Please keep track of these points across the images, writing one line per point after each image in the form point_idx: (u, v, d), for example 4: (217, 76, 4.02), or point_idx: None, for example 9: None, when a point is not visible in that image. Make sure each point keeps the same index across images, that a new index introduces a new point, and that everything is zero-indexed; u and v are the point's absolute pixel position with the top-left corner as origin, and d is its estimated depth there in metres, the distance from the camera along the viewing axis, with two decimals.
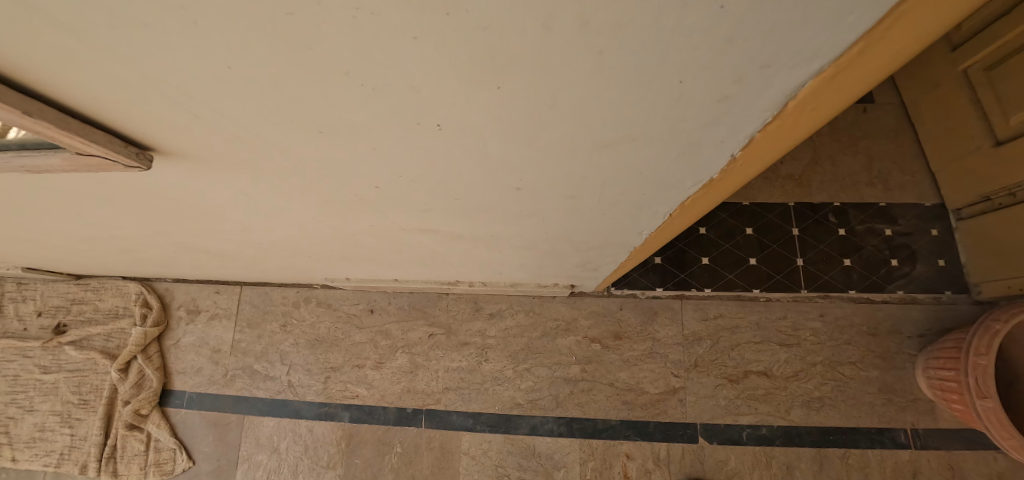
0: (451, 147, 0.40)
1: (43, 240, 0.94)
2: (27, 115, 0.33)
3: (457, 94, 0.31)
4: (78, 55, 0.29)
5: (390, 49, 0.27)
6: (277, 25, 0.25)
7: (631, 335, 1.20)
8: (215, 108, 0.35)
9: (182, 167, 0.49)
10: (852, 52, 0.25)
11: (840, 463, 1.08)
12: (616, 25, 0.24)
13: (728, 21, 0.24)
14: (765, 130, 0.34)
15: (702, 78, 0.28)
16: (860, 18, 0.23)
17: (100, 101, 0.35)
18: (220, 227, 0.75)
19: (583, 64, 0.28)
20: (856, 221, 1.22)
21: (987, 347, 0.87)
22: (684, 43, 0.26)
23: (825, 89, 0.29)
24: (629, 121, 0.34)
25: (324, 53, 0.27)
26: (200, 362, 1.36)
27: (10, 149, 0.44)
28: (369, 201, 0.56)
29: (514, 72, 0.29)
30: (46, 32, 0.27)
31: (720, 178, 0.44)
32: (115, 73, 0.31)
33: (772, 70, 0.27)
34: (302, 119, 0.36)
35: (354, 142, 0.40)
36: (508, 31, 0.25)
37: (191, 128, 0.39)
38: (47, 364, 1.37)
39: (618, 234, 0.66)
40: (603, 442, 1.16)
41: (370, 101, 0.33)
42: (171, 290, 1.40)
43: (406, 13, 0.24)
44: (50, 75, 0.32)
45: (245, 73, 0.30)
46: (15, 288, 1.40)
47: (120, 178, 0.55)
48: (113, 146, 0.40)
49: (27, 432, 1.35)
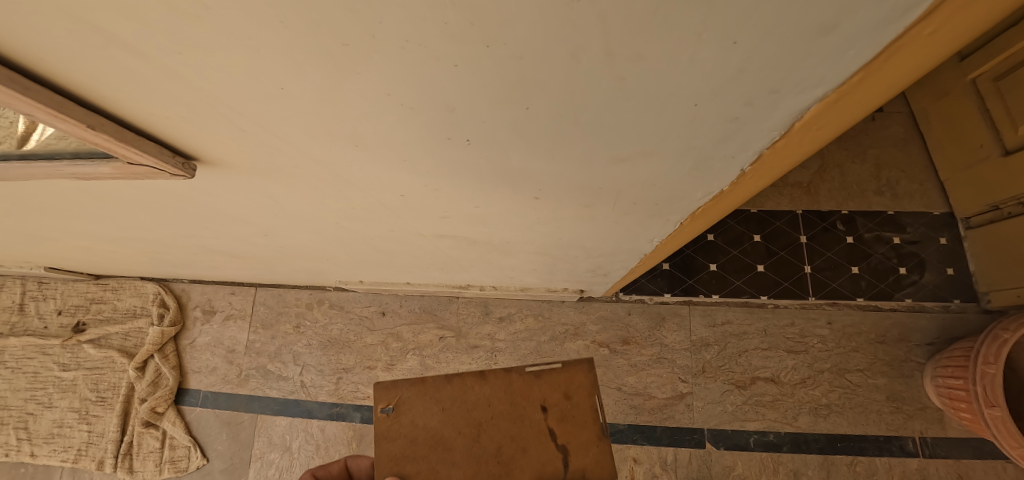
0: (476, 159, 0.42)
1: (68, 240, 0.98)
2: (91, 128, 0.36)
3: (488, 112, 0.34)
4: (147, 79, 0.33)
5: (430, 73, 0.29)
6: (332, 54, 0.28)
7: (639, 340, 1.22)
8: (263, 125, 0.39)
9: (220, 174, 0.52)
10: (855, 79, 0.27)
11: (848, 470, 1.09)
12: (638, 55, 0.27)
13: (738, 53, 0.26)
14: (772, 147, 0.36)
15: (715, 101, 0.31)
16: (859, 52, 0.25)
17: (156, 116, 0.38)
18: (245, 230, 0.79)
19: (605, 88, 0.30)
20: (865, 229, 1.23)
21: (996, 356, 0.88)
22: (698, 72, 0.28)
23: (829, 112, 0.31)
24: (646, 138, 0.37)
25: (371, 77, 0.30)
26: (214, 362, 1.39)
27: (65, 157, 0.47)
28: (392, 207, 0.59)
29: (542, 95, 0.31)
30: (121, 58, 0.30)
31: (730, 190, 0.46)
32: (179, 94, 0.34)
33: (780, 95, 0.29)
34: (342, 134, 0.39)
35: (388, 154, 0.42)
36: (540, 59, 0.27)
37: (234, 140, 0.42)
38: (67, 362, 1.41)
39: (630, 241, 0.69)
40: (610, 446, 1.17)
41: (407, 119, 0.35)
42: (188, 291, 1.44)
43: (447, 44, 0.27)
44: (117, 94, 0.35)
45: (294, 93, 0.33)
46: (37, 287, 1.44)
47: (156, 185, 0.58)
48: (162, 157, 0.43)
49: (46, 428, 1.39)
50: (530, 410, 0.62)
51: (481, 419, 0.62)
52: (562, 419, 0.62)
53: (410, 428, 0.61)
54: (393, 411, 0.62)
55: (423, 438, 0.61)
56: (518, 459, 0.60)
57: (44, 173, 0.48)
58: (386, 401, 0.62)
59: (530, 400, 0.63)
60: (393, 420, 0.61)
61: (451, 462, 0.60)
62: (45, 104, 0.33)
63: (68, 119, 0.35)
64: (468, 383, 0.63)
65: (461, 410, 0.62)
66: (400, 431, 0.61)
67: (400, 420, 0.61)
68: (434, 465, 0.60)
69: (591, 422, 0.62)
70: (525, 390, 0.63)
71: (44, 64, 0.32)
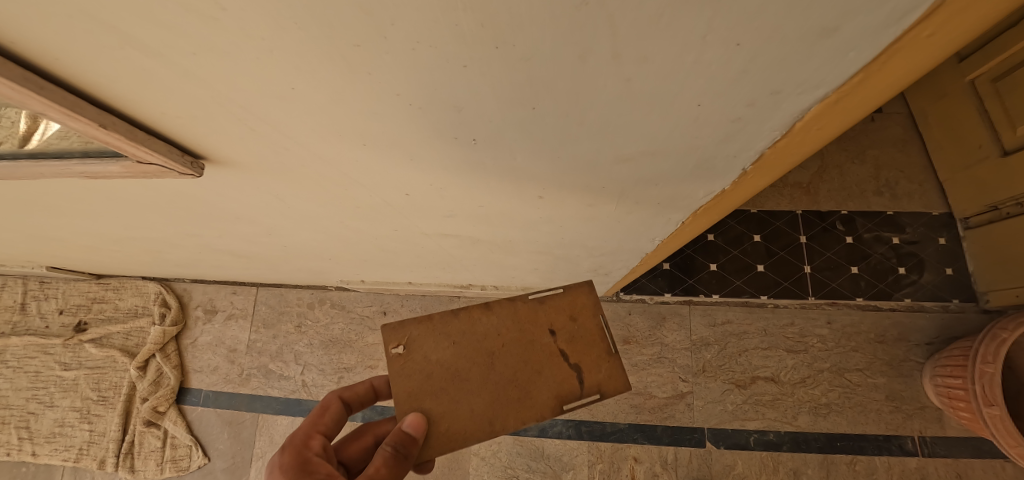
0: (482, 158, 0.43)
1: (72, 240, 0.99)
2: (103, 127, 0.37)
3: (495, 112, 0.34)
4: (161, 78, 0.33)
5: (440, 73, 0.30)
6: (344, 55, 0.29)
7: (640, 340, 1.23)
8: (273, 124, 0.39)
9: (227, 174, 0.52)
10: (854, 81, 0.28)
11: (847, 469, 1.10)
12: (643, 57, 0.27)
13: (742, 55, 0.26)
14: (773, 146, 0.36)
15: (719, 101, 0.31)
16: (859, 54, 0.25)
17: (167, 115, 0.39)
18: (249, 230, 0.79)
19: (611, 89, 0.30)
20: (864, 229, 1.24)
21: (994, 355, 0.89)
22: (702, 73, 0.28)
23: (830, 112, 0.32)
24: (650, 138, 0.37)
25: (382, 77, 0.31)
26: (216, 361, 1.40)
27: (74, 155, 0.48)
28: (396, 206, 0.59)
29: (548, 95, 0.32)
30: (136, 58, 0.31)
31: (731, 189, 0.46)
32: (190, 94, 0.35)
33: (782, 96, 0.30)
34: (350, 133, 0.39)
35: (395, 153, 0.43)
36: (547, 61, 0.28)
37: (243, 140, 0.43)
38: (68, 361, 1.41)
39: (632, 240, 0.69)
40: (611, 445, 1.18)
41: (415, 119, 0.36)
42: (189, 290, 1.45)
43: (457, 46, 0.27)
44: (130, 93, 0.36)
45: (306, 93, 0.34)
46: (38, 287, 1.45)
47: (162, 183, 0.59)
48: (172, 155, 0.44)
49: (47, 427, 1.39)
50: (538, 335, 0.51)
51: (492, 348, 0.51)
52: (572, 340, 0.52)
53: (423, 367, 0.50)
54: (403, 351, 0.50)
55: (439, 375, 0.50)
56: (536, 385, 0.50)
57: (52, 172, 0.49)
58: (394, 342, 0.50)
59: (537, 324, 0.52)
60: (404, 361, 0.50)
61: (472, 394, 0.49)
62: (59, 103, 0.33)
63: (81, 118, 0.35)
64: (475, 314, 0.52)
65: (472, 342, 0.51)
66: (415, 371, 0.50)
67: (412, 360, 0.50)
68: (454, 401, 0.49)
69: (600, 338, 0.52)
70: (531, 319, 0.52)
71: (60, 64, 0.32)
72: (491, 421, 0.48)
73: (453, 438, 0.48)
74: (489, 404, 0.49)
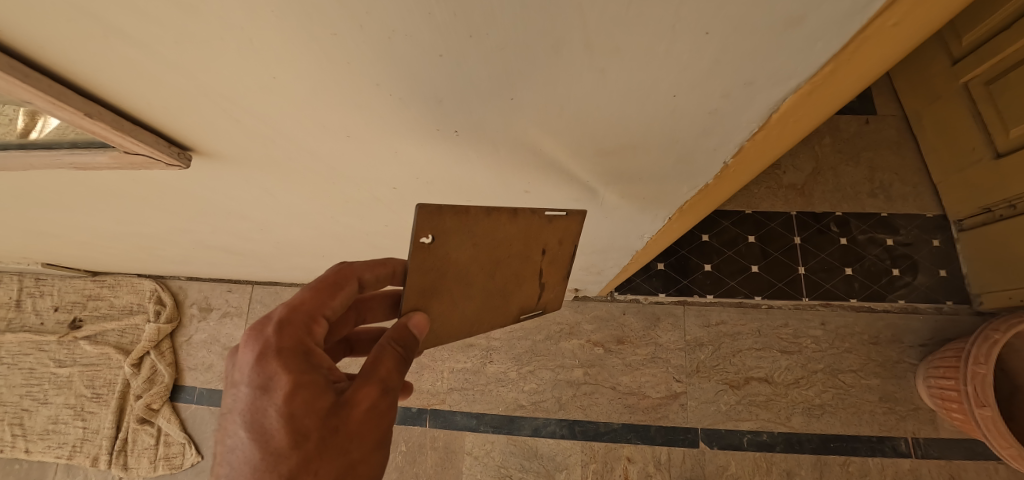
0: (465, 151, 0.43)
1: (66, 235, 0.99)
2: (88, 117, 0.37)
3: (475, 103, 0.35)
4: (142, 66, 0.33)
5: (418, 63, 0.30)
6: (322, 44, 0.29)
7: (634, 340, 1.23)
8: (255, 115, 0.39)
9: (217, 167, 0.53)
10: (825, 71, 0.28)
11: (840, 470, 1.10)
12: (616, 46, 0.27)
13: (713, 43, 0.27)
14: (753, 139, 0.37)
15: (694, 92, 0.31)
16: (828, 43, 0.26)
17: (153, 105, 0.39)
18: (242, 225, 0.80)
19: (587, 79, 0.31)
20: (858, 231, 1.24)
21: (986, 356, 0.89)
22: (676, 63, 0.29)
23: (804, 103, 0.32)
24: (630, 131, 0.38)
25: (360, 66, 0.31)
26: (210, 359, 1.40)
27: (64, 147, 0.48)
28: (387, 201, 0.59)
29: (525, 84, 0.32)
30: (117, 46, 0.31)
31: (716, 183, 0.47)
32: (172, 83, 0.35)
33: (755, 87, 0.30)
34: (333, 124, 0.39)
35: (380, 146, 0.43)
36: (522, 51, 0.28)
37: (229, 132, 0.43)
38: (63, 358, 1.41)
39: (623, 238, 0.69)
40: (604, 445, 1.18)
41: (397, 110, 0.36)
42: (185, 288, 1.45)
43: (433, 34, 0.27)
44: (115, 82, 0.36)
45: (287, 83, 0.34)
46: (34, 283, 1.45)
47: (154, 177, 0.59)
48: (159, 147, 0.44)
49: (41, 424, 1.39)
50: (532, 251, 0.49)
51: (500, 257, 0.47)
52: (554, 260, 0.52)
53: (441, 264, 0.42)
54: (431, 243, 0.40)
55: (451, 275, 0.44)
56: (513, 294, 0.51)
57: (43, 163, 0.49)
58: (423, 232, 0.39)
59: (535, 241, 0.49)
60: (426, 254, 0.41)
61: (470, 297, 0.47)
62: (45, 92, 0.34)
63: (66, 107, 0.35)
64: (501, 219, 0.44)
65: (490, 246, 0.45)
66: (433, 266, 0.42)
67: (434, 254, 0.41)
68: (454, 300, 0.46)
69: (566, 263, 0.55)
70: (536, 234, 0.48)
71: (44, 53, 0.32)
72: (475, 322, 0.49)
73: (443, 336, 0.47)
74: (478, 306, 0.48)
